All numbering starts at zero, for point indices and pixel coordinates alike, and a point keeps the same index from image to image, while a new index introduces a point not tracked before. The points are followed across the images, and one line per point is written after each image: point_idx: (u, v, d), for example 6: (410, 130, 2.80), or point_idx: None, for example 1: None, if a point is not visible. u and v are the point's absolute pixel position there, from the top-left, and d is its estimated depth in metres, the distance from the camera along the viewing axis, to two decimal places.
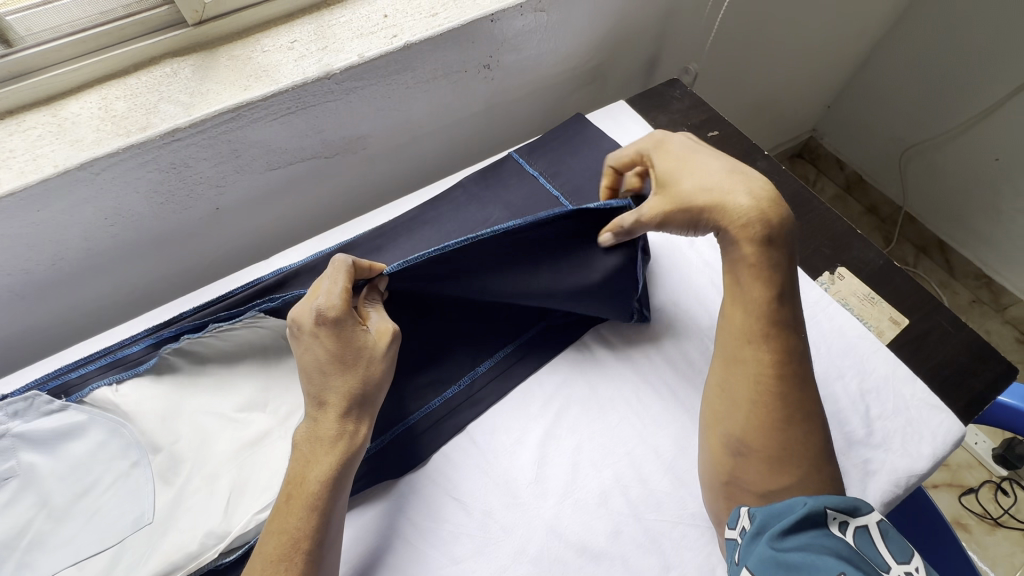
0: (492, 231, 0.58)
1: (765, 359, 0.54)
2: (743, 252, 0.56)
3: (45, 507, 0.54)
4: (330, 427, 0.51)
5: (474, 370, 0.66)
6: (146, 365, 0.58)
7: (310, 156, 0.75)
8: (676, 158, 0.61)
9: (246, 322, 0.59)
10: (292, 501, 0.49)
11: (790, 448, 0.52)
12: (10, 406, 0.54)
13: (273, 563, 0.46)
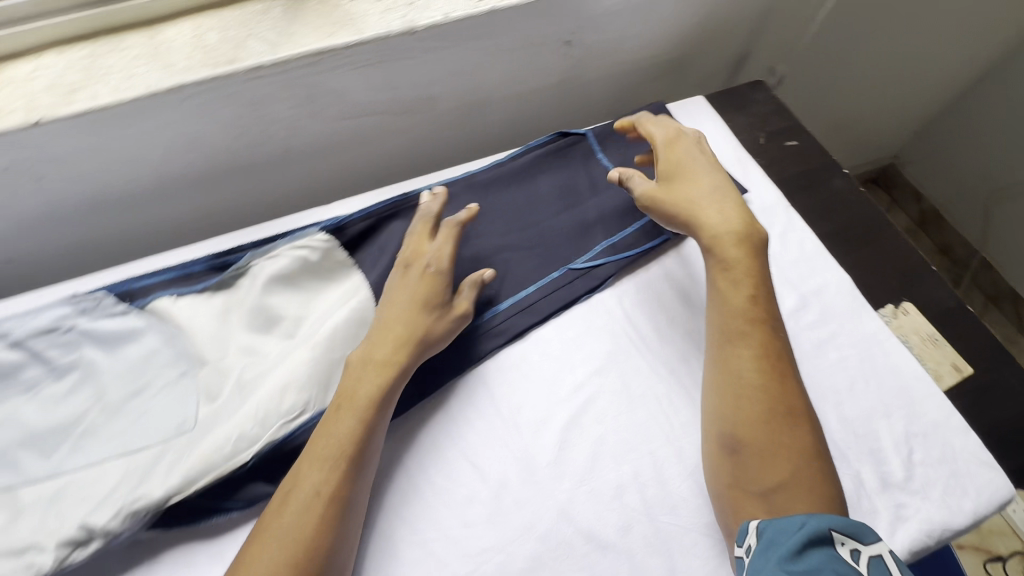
0: (485, 165, 0.77)
1: (754, 353, 0.57)
2: (720, 256, 0.62)
3: (101, 402, 0.59)
4: (385, 351, 0.58)
5: (496, 307, 0.67)
6: (207, 282, 0.65)
7: (380, 111, 0.76)
8: (678, 161, 0.68)
9: (300, 239, 0.66)
10: (341, 409, 0.55)
11: (779, 440, 0.53)
12: (82, 303, 0.62)
13: (320, 459, 0.52)
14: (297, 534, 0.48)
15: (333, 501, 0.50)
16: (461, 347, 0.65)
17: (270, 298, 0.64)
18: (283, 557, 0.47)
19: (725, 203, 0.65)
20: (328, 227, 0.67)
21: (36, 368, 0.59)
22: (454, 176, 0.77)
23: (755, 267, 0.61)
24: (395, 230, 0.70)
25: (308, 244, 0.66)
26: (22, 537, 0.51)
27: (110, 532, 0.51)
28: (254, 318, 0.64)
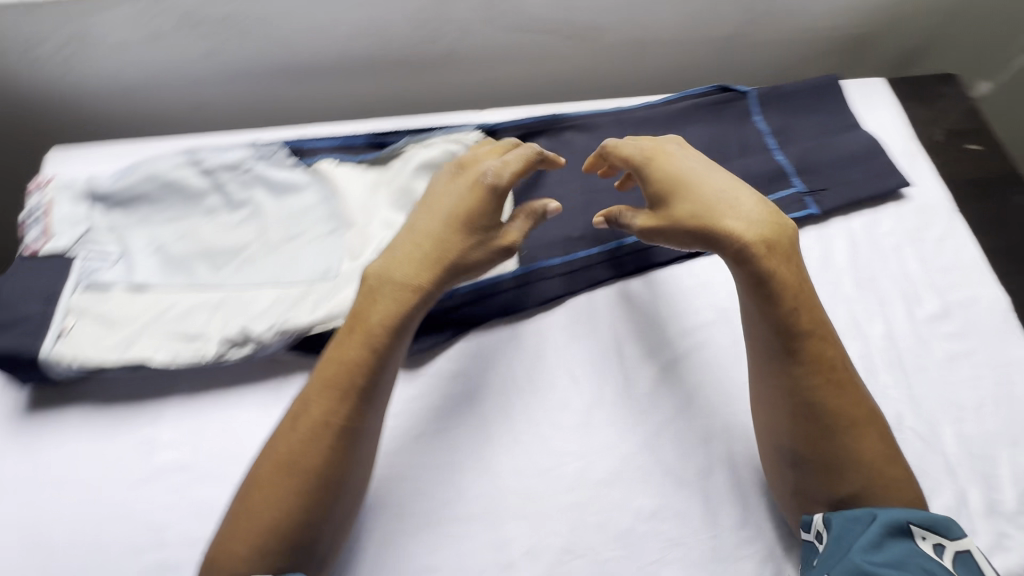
0: (637, 106, 0.77)
1: (805, 372, 0.51)
2: (747, 268, 0.52)
3: (262, 238, 0.66)
4: (404, 274, 0.53)
5: (622, 240, 0.68)
6: (366, 156, 0.71)
7: (547, 30, 0.77)
8: (679, 171, 0.57)
9: (456, 133, 0.70)
10: (353, 333, 0.52)
11: (845, 455, 0.49)
12: (262, 151, 0.70)
13: (330, 384, 0.50)
14: (302, 468, 0.48)
15: (337, 438, 0.49)
16: (580, 268, 0.67)
17: (418, 182, 0.69)
18: (292, 493, 0.47)
19: (737, 198, 0.55)
20: (481, 128, 0.71)
21: (215, 196, 0.68)
22: (602, 110, 0.77)
23: (794, 268, 0.53)
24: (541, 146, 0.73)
25: (461, 140, 0.70)
26: (197, 328, 0.60)
27: (263, 342, 0.59)
28: (400, 197, 0.69)
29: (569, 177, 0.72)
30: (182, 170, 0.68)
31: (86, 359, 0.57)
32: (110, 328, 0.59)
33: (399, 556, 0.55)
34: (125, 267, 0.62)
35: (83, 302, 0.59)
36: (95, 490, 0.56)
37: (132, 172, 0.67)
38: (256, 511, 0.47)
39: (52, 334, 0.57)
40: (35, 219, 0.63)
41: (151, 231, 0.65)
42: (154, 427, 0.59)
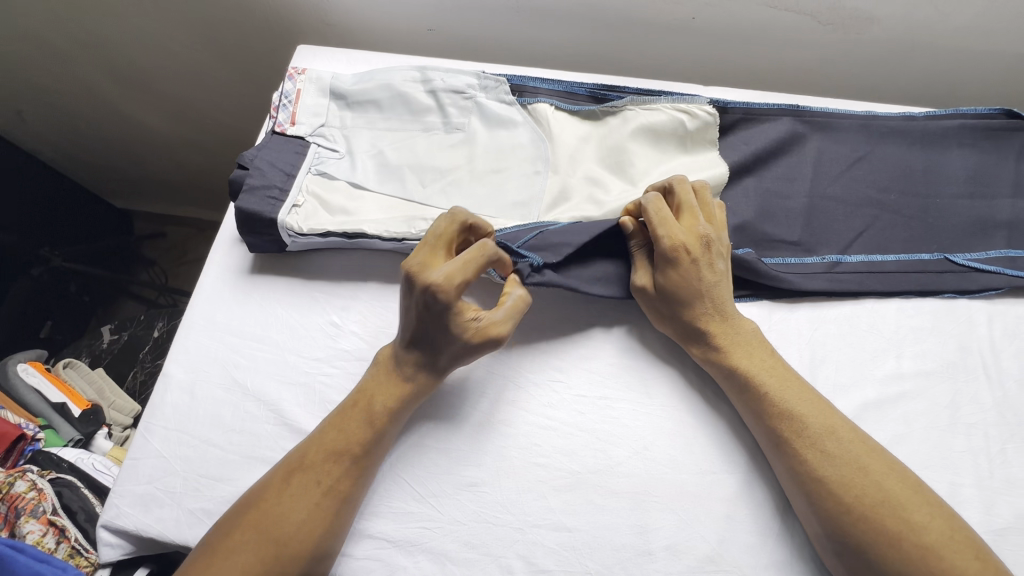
0: (894, 113, 0.68)
1: (813, 463, 0.49)
2: (729, 363, 0.55)
3: (470, 165, 0.68)
4: (406, 376, 0.55)
5: (843, 256, 0.61)
6: (584, 107, 0.69)
7: (804, 11, 0.70)
8: (676, 289, 0.56)
9: (686, 103, 0.66)
10: (355, 409, 0.54)
11: (881, 529, 0.46)
12: (485, 82, 0.70)
13: (326, 452, 0.52)
14: (285, 533, 0.49)
15: (354, 443, 0.52)
16: (793, 273, 0.60)
17: (634, 143, 0.66)
18: (311, 485, 0.50)
19: (724, 308, 0.56)
20: (715, 103, 0.66)
21: (435, 116, 0.70)
22: (850, 110, 0.68)
23: (785, 368, 0.54)
24: (775, 129, 0.66)
25: (690, 111, 0.66)
26: (401, 229, 0.62)
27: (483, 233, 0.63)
28: (611, 153, 0.67)
29: (798, 174, 0.65)
30: (412, 84, 0.70)
31: (309, 233, 0.62)
32: (328, 215, 0.64)
33: (539, 504, 0.54)
34: (348, 164, 0.67)
35: (316, 185, 0.65)
36: (282, 357, 0.61)
37: (369, 78, 0.70)
38: (270, 508, 0.49)
39: (289, 205, 0.62)
40: (285, 102, 0.68)
41: (373, 136, 0.69)
42: (342, 313, 0.63)
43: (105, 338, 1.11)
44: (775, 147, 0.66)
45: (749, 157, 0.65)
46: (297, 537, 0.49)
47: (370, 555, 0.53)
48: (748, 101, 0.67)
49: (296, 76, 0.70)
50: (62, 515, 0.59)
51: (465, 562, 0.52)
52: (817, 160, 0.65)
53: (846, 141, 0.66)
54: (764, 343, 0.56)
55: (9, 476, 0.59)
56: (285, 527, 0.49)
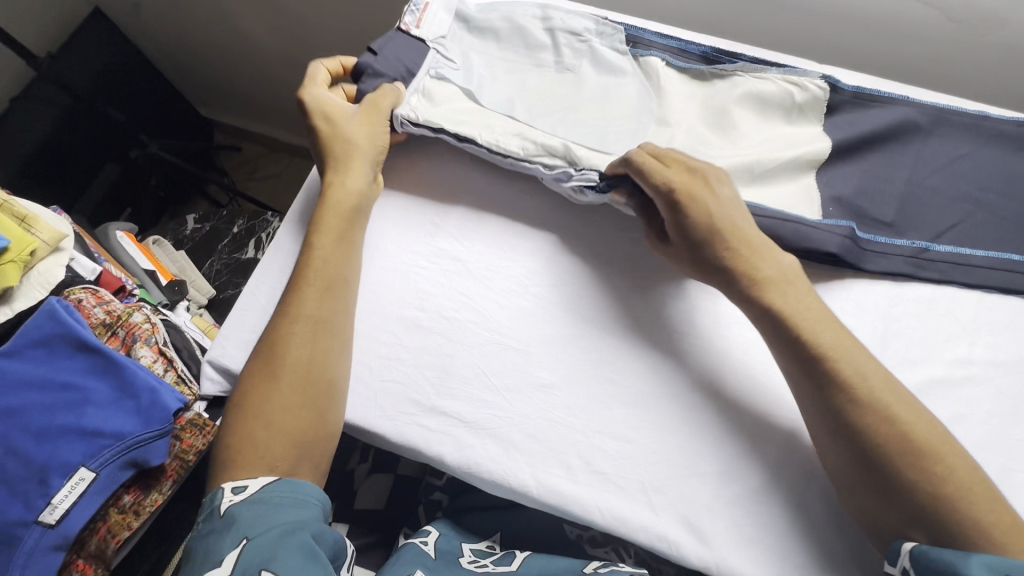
0: (1004, 118, 0.68)
1: (839, 382, 0.50)
2: (750, 296, 0.55)
3: (576, 100, 0.70)
4: (333, 226, 0.61)
5: (932, 243, 0.63)
6: (694, 65, 0.71)
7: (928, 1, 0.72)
8: (687, 226, 0.57)
9: (798, 76, 0.69)
10: (328, 259, 0.59)
11: (900, 450, 0.47)
12: (603, 28, 0.73)
13: (318, 293, 0.57)
14: (298, 364, 0.54)
15: (322, 280, 0.58)
16: (875, 252, 0.62)
17: (741, 106, 0.69)
18: (308, 321, 0.56)
19: (732, 246, 0.56)
20: (827, 79, 0.69)
21: (549, 54, 0.73)
22: (959, 108, 0.69)
23: (809, 298, 0.54)
24: (883, 115, 0.67)
25: (801, 84, 0.68)
26: (508, 146, 0.66)
27: (573, 159, 0.65)
28: (714, 114, 0.70)
29: (901, 162, 0.66)
30: (533, 20, 0.74)
31: (421, 123, 0.66)
32: (436, 120, 0.67)
33: (604, 414, 0.58)
34: (464, 76, 0.70)
35: (430, 88, 0.68)
36: (383, 245, 0.66)
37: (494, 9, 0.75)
38: (283, 341, 0.55)
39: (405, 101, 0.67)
40: (414, 9, 0.72)
41: (489, 59, 0.72)
42: (441, 216, 0.67)
43: (190, 227, 1.19)
44: (885, 133, 0.67)
45: (853, 137, 0.66)
46: (304, 367, 0.54)
47: (441, 430, 0.58)
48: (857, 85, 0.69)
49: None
50: (169, 350, 0.66)
51: (528, 452, 0.57)
52: (919, 150, 0.67)
53: (950, 136, 0.67)
54: (788, 270, 0.55)
55: (128, 307, 0.66)
56: (304, 359, 0.55)
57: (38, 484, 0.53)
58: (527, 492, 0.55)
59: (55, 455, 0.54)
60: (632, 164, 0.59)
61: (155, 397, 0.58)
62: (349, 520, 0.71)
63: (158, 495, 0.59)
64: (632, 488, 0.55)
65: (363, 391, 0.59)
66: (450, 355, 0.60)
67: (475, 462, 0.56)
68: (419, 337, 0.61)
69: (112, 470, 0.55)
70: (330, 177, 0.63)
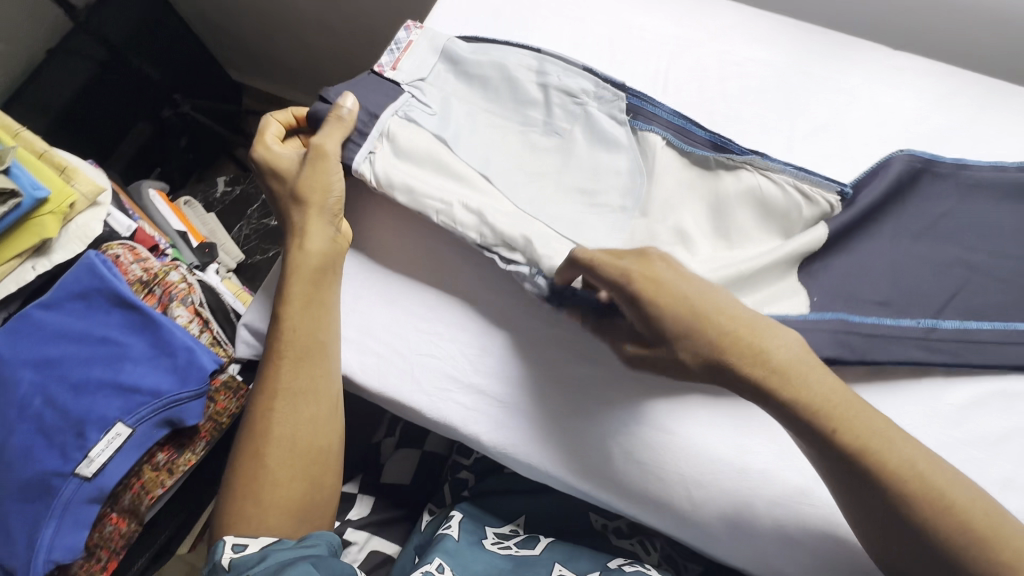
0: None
1: (864, 475, 0.40)
2: (781, 401, 0.42)
3: (560, 176, 0.60)
4: (304, 293, 0.56)
5: (937, 320, 0.54)
6: (697, 152, 0.59)
7: None
8: (680, 326, 0.44)
9: (811, 185, 0.58)
10: (298, 327, 0.55)
11: (940, 529, 0.39)
12: (602, 91, 0.62)
13: (293, 359, 0.54)
14: (281, 439, 0.52)
15: (302, 346, 0.54)
16: (885, 338, 0.53)
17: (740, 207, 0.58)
18: (286, 392, 0.53)
19: (732, 326, 0.44)
20: (842, 194, 0.58)
21: (539, 112, 0.62)
22: (966, 160, 0.61)
23: (829, 381, 0.42)
24: (879, 184, 0.58)
25: (812, 196, 0.58)
26: (465, 224, 0.56)
27: (531, 259, 0.55)
28: (713, 209, 0.59)
29: (897, 220, 0.58)
30: (526, 68, 0.63)
31: (387, 186, 0.58)
32: (409, 179, 0.57)
33: None
34: (440, 123, 0.60)
35: (396, 131, 0.58)
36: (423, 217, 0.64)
37: (484, 49, 0.64)
38: (264, 419, 0.52)
39: (364, 152, 0.58)
40: (394, 47, 0.63)
41: (470, 112, 0.62)
42: None
43: (220, 189, 1.18)
44: (884, 197, 0.58)
45: (846, 224, 0.57)
46: (292, 438, 0.52)
47: (478, 409, 0.56)
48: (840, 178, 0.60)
49: (412, 30, 0.64)
50: (205, 311, 0.65)
51: (566, 436, 0.56)
52: (922, 221, 0.58)
53: (945, 199, 0.59)
54: (801, 347, 0.44)
55: (165, 265, 0.65)
56: (289, 435, 0.52)
57: (76, 436, 0.53)
58: (563, 474, 0.55)
59: (93, 409, 0.54)
60: (580, 261, 0.50)
61: (191, 356, 0.57)
62: (375, 492, 0.71)
63: (191, 453, 0.59)
64: (672, 482, 0.53)
65: (402, 364, 0.58)
66: (489, 333, 0.59)
67: (510, 444, 0.56)
68: (459, 314, 0.60)
69: (148, 427, 0.55)
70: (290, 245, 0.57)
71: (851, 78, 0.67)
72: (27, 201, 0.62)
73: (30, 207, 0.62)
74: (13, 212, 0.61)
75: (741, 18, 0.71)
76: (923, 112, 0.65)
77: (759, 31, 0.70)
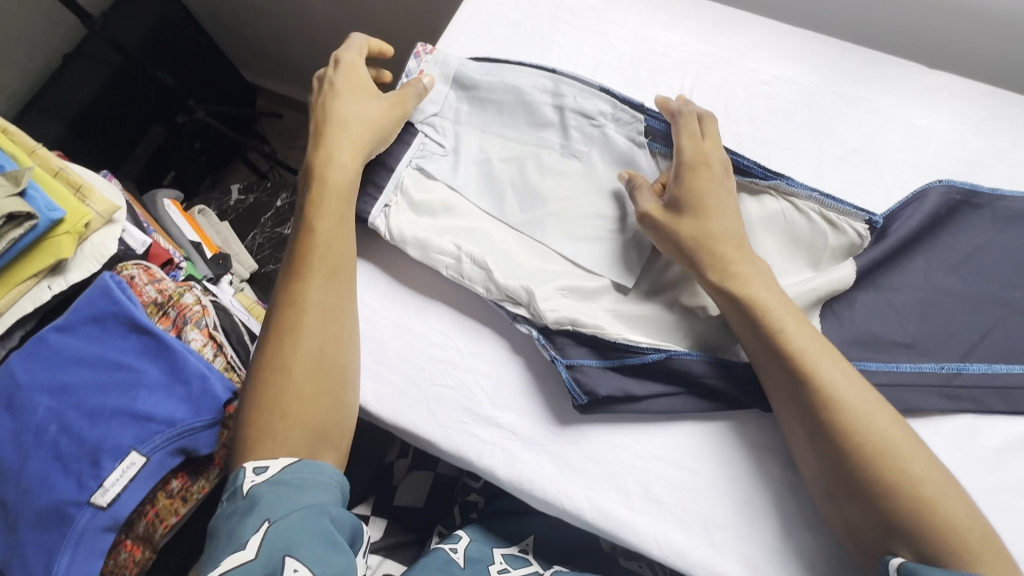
0: None
1: (815, 393, 0.45)
2: (755, 310, 0.48)
3: (577, 201, 0.58)
4: (337, 221, 0.55)
5: (963, 365, 0.53)
6: None
7: None
8: (712, 202, 0.51)
9: (837, 211, 0.56)
10: (325, 258, 0.54)
11: (874, 461, 0.43)
12: (620, 113, 0.59)
13: (322, 286, 0.53)
14: (296, 366, 0.50)
15: (327, 277, 0.53)
16: (906, 385, 0.53)
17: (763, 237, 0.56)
18: (310, 321, 0.52)
19: (727, 229, 0.50)
20: (870, 220, 0.56)
21: (555, 134, 0.60)
22: (1005, 190, 0.58)
23: (800, 317, 0.48)
24: (912, 218, 0.56)
25: (837, 224, 0.56)
26: (471, 279, 0.55)
27: (537, 315, 0.53)
28: None
29: (929, 254, 0.56)
30: (541, 91, 0.61)
31: (396, 241, 0.57)
32: (421, 225, 0.57)
33: (665, 440, 0.55)
34: (452, 164, 0.60)
35: (410, 179, 0.59)
36: None
37: (496, 72, 0.62)
38: (281, 346, 0.51)
39: (379, 205, 0.58)
40: (406, 81, 0.62)
41: (484, 140, 0.61)
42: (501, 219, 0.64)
43: (233, 197, 1.18)
44: (918, 229, 0.56)
45: (873, 261, 0.55)
46: (310, 366, 0.51)
47: (494, 443, 0.55)
48: (869, 210, 0.58)
49: (422, 58, 0.63)
50: (219, 334, 0.64)
51: (583, 473, 0.54)
52: (956, 257, 0.56)
53: (983, 231, 0.57)
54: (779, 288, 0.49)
55: (179, 287, 0.65)
56: (304, 366, 0.50)
57: (91, 464, 0.53)
58: (580, 516, 0.53)
59: (108, 437, 0.54)
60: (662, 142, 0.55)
61: (206, 384, 0.56)
62: (387, 514, 0.71)
63: (205, 482, 0.58)
64: (693, 521, 0.52)
65: (416, 394, 0.57)
66: (506, 364, 0.58)
67: (527, 479, 0.54)
68: (475, 344, 0.59)
69: (162, 456, 0.54)
70: (326, 146, 0.56)
71: (886, 99, 0.64)
72: (43, 221, 0.62)
73: (46, 227, 0.62)
74: (29, 233, 0.61)
75: (771, 34, 0.68)
76: (962, 135, 0.62)
77: (788, 48, 0.67)
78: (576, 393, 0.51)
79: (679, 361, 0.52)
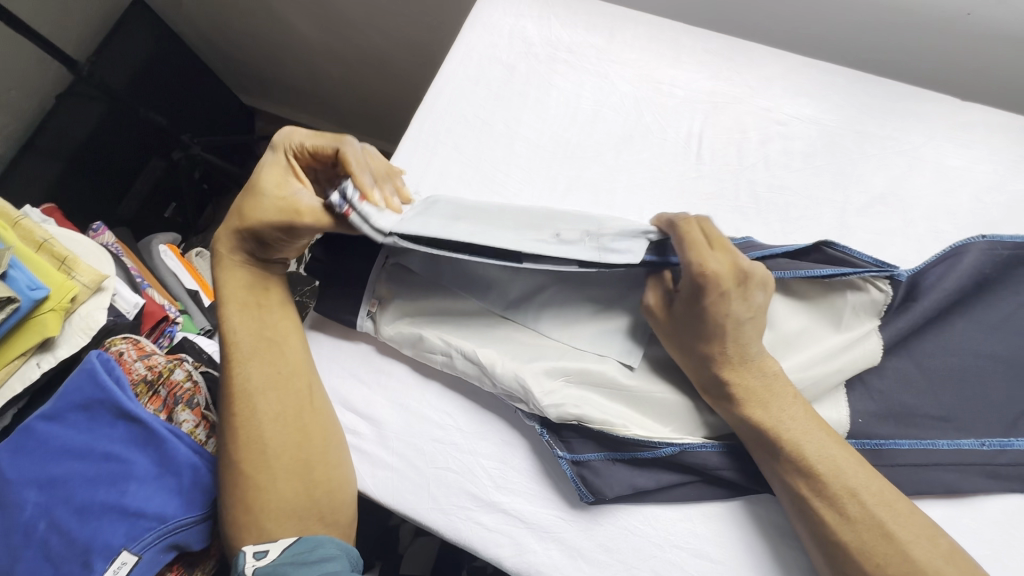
0: None
1: (825, 509, 0.43)
2: (760, 425, 0.45)
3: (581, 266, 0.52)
4: (261, 321, 0.53)
5: (1009, 440, 0.49)
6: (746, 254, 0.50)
7: None
8: (712, 328, 0.45)
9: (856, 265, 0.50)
10: (268, 354, 0.52)
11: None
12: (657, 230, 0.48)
13: (271, 383, 0.51)
14: (270, 469, 0.49)
15: (271, 374, 0.51)
16: (946, 465, 0.48)
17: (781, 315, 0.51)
18: (268, 421, 0.50)
19: (726, 350, 0.45)
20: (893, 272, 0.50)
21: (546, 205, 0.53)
22: None
23: (810, 420, 0.45)
24: (951, 279, 0.50)
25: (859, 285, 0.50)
26: (467, 371, 0.53)
27: (537, 409, 0.50)
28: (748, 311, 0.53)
29: (968, 314, 0.51)
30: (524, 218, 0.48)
31: (388, 340, 0.55)
32: (415, 319, 0.55)
33: (684, 526, 0.51)
34: None
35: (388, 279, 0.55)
36: None
37: (424, 216, 0.46)
38: (250, 446, 0.49)
39: (363, 312, 0.55)
40: None
41: None
42: None
43: None
44: (958, 292, 0.51)
45: (905, 333, 0.50)
46: (285, 463, 0.49)
47: (501, 530, 0.52)
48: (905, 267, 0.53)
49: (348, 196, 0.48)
50: (211, 412, 0.62)
51: (596, 563, 0.51)
52: (1000, 317, 0.51)
53: None
54: (787, 388, 0.46)
55: (169, 362, 0.62)
56: (276, 466, 0.49)
57: (82, 565, 0.51)
58: None
59: (98, 535, 0.51)
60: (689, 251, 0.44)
61: (198, 474, 0.55)
62: None
63: (199, 573, 0.57)
64: None
65: (417, 480, 0.54)
66: (510, 443, 0.55)
67: (537, 571, 0.51)
68: (476, 421, 0.55)
69: (154, 554, 0.52)
70: (223, 247, 0.53)
71: (914, 137, 0.59)
72: (25, 303, 0.60)
73: (29, 308, 0.60)
74: (12, 316, 0.59)
75: (786, 68, 0.63)
76: (1000, 176, 0.57)
77: (805, 82, 0.62)
78: (584, 491, 0.50)
79: (694, 454, 0.48)
